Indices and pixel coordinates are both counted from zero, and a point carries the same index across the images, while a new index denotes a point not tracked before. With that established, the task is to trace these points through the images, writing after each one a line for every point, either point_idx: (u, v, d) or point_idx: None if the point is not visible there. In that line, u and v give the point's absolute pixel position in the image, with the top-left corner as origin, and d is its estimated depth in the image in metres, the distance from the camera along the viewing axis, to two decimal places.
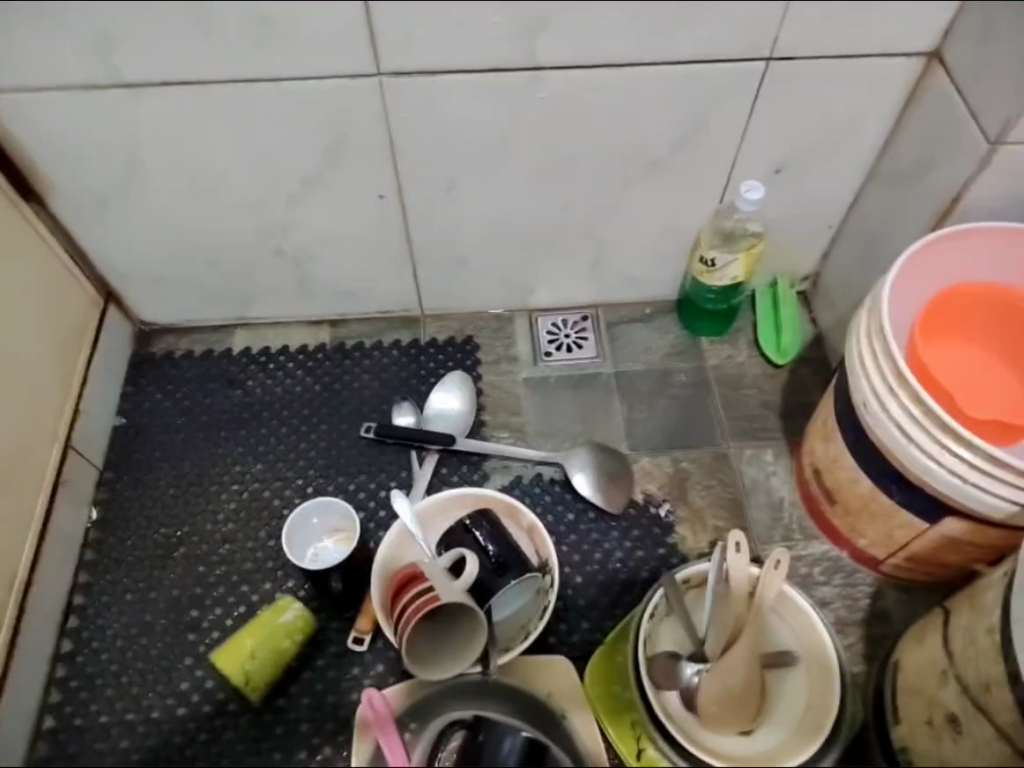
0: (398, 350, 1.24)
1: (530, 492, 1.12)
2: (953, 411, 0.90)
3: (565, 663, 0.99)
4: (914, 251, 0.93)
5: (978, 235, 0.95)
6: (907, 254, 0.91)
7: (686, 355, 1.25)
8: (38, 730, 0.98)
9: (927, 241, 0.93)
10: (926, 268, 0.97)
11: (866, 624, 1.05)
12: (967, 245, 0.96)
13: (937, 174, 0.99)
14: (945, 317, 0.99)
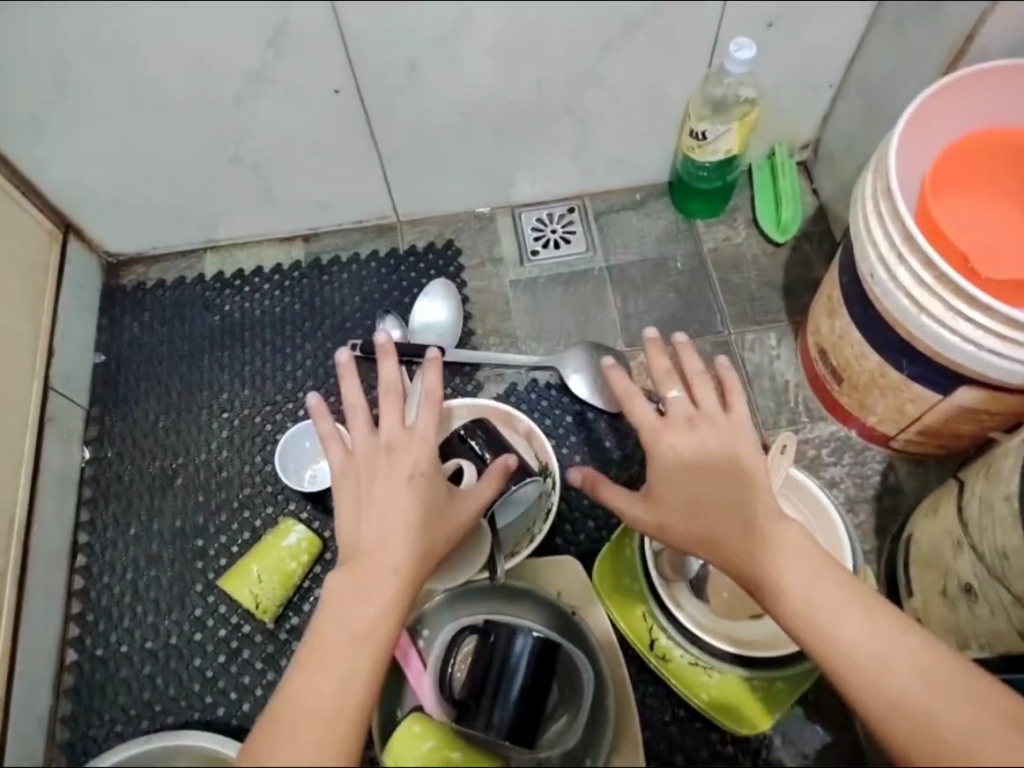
0: (377, 260, 1.18)
1: (526, 397, 1.09)
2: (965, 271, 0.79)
3: (575, 563, 0.95)
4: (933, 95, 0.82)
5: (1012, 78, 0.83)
6: (940, 81, 0.81)
7: (681, 239, 1.18)
8: (62, 663, 0.99)
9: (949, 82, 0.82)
10: (950, 117, 0.86)
11: (876, 499, 1.00)
12: (1001, 88, 0.84)
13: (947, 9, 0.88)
14: (982, 171, 0.88)
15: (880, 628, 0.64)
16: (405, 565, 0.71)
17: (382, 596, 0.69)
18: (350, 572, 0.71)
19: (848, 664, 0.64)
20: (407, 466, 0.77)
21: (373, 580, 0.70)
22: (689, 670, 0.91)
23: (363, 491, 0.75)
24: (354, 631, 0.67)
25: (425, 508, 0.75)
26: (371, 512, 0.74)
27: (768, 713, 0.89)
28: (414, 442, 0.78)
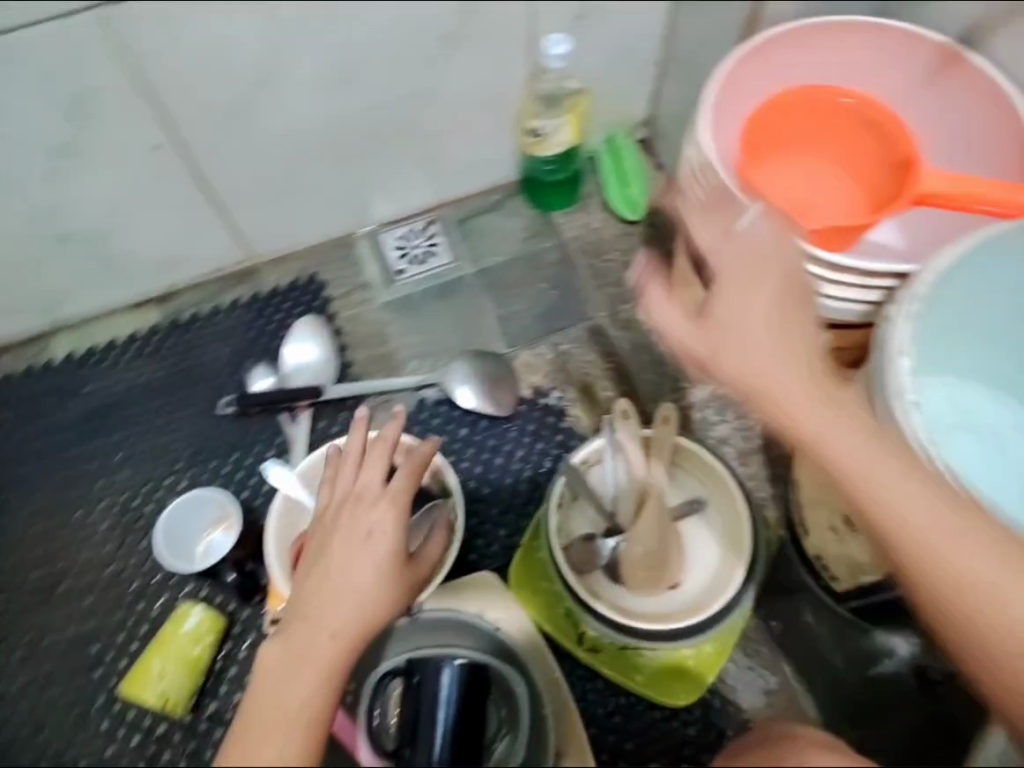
0: (239, 308, 1.14)
1: (418, 418, 1.08)
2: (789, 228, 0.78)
3: (493, 576, 0.96)
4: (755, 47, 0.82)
5: (832, 34, 0.83)
6: (747, 42, 0.81)
7: (542, 234, 1.19)
8: None
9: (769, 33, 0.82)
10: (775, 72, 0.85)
11: (764, 448, 1.04)
12: (821, 46, 0.84)
13: None
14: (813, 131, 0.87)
15: (944, 518, 0.67)
16: (361, 626, 0.70)
17: (326, 664, 0.67)
18: (291, 632, 0.69)
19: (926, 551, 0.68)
20: (382, 519, 0.76)
21: (310, 642, 0.68)
22: (621, 657, 0.93)
23: (338, 541, 0.74)
24: (293, 702, 0.64)
25: (392, 566, 0.75)
26: (340, 563, 0.73)
27: (700, 680, 0.92)
28: (388, 499, 0.78)
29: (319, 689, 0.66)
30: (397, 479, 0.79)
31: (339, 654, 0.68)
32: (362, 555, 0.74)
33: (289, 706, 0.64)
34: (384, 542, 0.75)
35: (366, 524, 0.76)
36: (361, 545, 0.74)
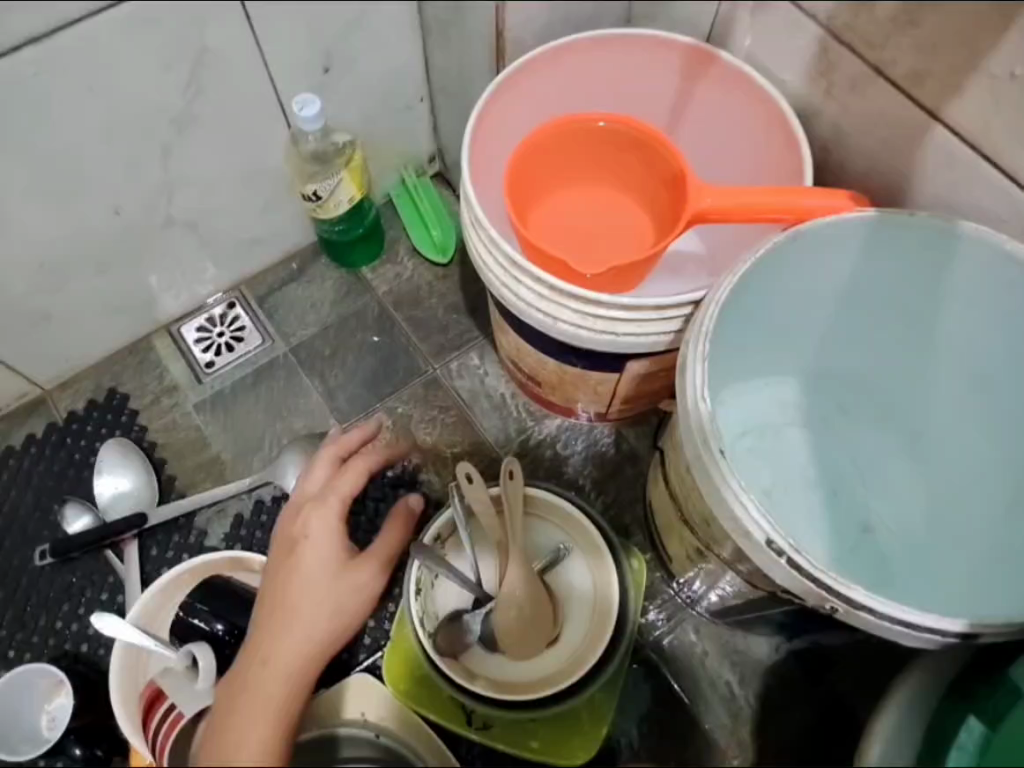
0: (36, 445, 1.04)
1: (256, 524, 1.00)
2: (573, 276, 0.77)
3: (368, 677, 0.91)
4: (504, 82, 0.80)
5: (577, 60, 0.83)
6: (501, 74, 0.79)
7: (354, 293, 1.13)
8: None
9: (516, 68, 0.80)
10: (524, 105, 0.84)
11: (619, 471, 1.02)
12: (568, 72, 0.84)
13: (468, 18, 0.86)
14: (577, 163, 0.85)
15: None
16: (310, 642, 0.69)
17: (270, 699, 0.66)
18: (251, 651, 0.69)
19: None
20: (319, 529, 0.74)
21: (267, 660, 0.68)
22: (513, 726, 0.89)
23: (281, 556, 0.74)
24: (234, 744, 0.64)
25: (335, 579, 0.72)
26: (283, 576, 0.72)
27: (597, 731, 0.89)
28: (328, 505, 0.75)
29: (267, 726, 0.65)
30: (347, 473, 0.78)
31: (284, 680, 0.68)
32: (313, 562, 0.73)
33: (231, 748, 0.64)
34: (320, 552, 0.73)
35: (301, 535, 0.74)
36: (309, 549, 0.73)
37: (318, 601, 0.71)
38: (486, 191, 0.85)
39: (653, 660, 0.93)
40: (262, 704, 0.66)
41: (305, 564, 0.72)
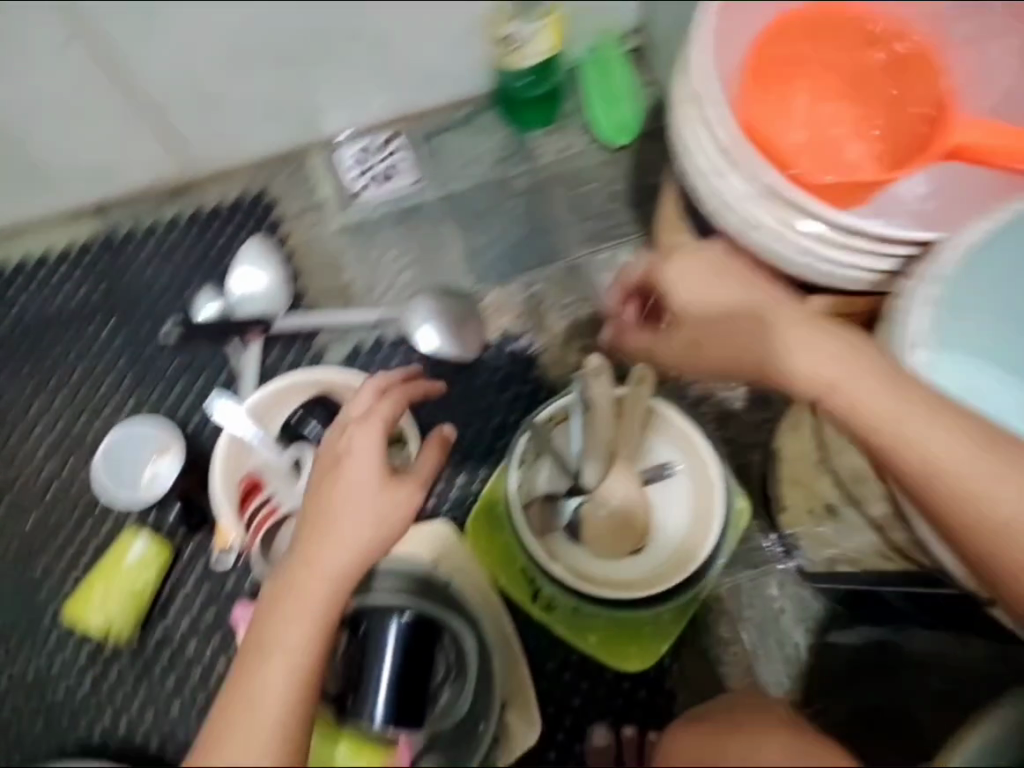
0: (180, 225, 1.04)
1: (374, 358, 1.00)
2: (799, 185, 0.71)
3: (447, 527, 0.91)
4: None
5: None
6: None
7: (518, 156, 1.08)
8: None
9: None
10: None
11: (745, 411, 0.97)
12: None
13: None
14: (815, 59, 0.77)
15: (910, 406, 0.63)
16: (354, 551, 0.66)
17: (314, 603, 0.64)
18: (283, 583, 0.65)
19: (842, 407, 0.65)
20: (363, 448, 0.70)
21: (296, 596, 0.64)
22: (575, 616, 0.89)
23: (321, 475, 0.70)
24: (285, 649, 0.62)
25: (378, 496, 0.68)
26: (319, 491, 0.69)
27: (652, 649, 0.89)
28: (370, 428, 0.71)
29: (291, 677, 0.61)
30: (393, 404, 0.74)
31: (326, 584, 0.65)
32: (353, 486, 0.68)
33: (280, 650, 0.62)
34: (364, 468, 0.69)
35: (343, 451, 0.70)
36: (347, 472, 0.69)
37: (359, 535, 0.66)
38: (724, 55, 0.75)
39: (725, 600, 0.92)
40: (285, 652, 0.62)
41: (346, 489, 0.68)
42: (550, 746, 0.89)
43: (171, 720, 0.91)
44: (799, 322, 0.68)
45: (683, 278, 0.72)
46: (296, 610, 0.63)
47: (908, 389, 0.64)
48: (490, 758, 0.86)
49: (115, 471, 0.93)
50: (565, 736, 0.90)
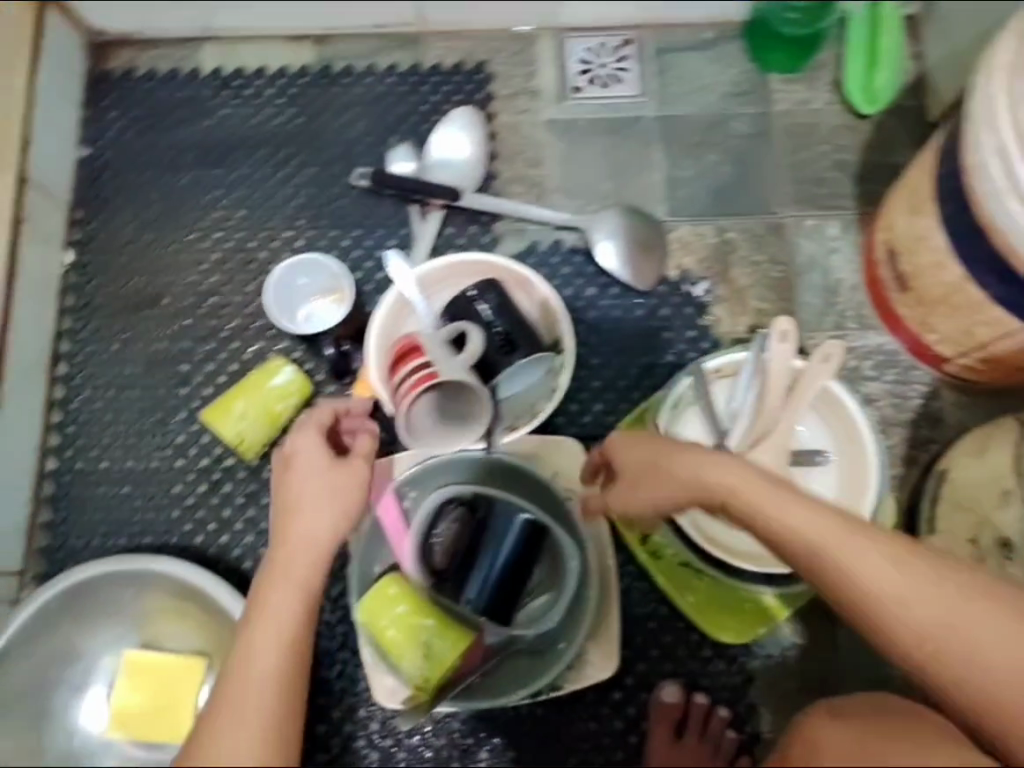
0: (395, 76, 1.02)
1: (547, 261, 0.98)
2: None
3: (568, 442, 0.89)
4: None
5: None
6: None
7: (752, 97, 1.03)
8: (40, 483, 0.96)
9: None
10: None
11: (912, 424, 0.95)
12: None
13: None
14: None
15: (888, 569, 0.64)
16: (321, 534, 0.68)
17: (296, 576, 0.66)
18: (260, 586, 0.66)
19: (815, 553, 0.64)
20: (307, 445, 0.72)
21: (277, 584, 0.65)
22: (677, 570, 0.88)
23: (276, 482, 0.71)
24: (273, 617, 0.64)
25: (332, 477, 0.71)
26: (290, 485, 0.70)
27: (752, 626, 0.86)
28: (316, 432, 0.73)
29: (276, 656, 0.62)
30: (344, 419, 0.76)
31: (308, 556, 0.67)
32: (319, 482, 0.70)
33: (269, 622, 0.63)
34: (317, 461, 0.71)
35: (291, 450, 0.72)
36: (310, 473, 0.71)
37: (330, 528, 0.69)
38: None
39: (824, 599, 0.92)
40: (265, 637, 0.62)
41: (314, 485, 0.70)
42: (617, 685, 0.91)
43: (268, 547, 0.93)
44: (768, 476, 0.67)
45: (631, 446, 0.71)
46: (275, 604, 0.64)
47: (881, 541, 0.65)
48: (562, 679, 0.85)
49: (284, 294, 0.94)
50: (634, 681, 0.91)
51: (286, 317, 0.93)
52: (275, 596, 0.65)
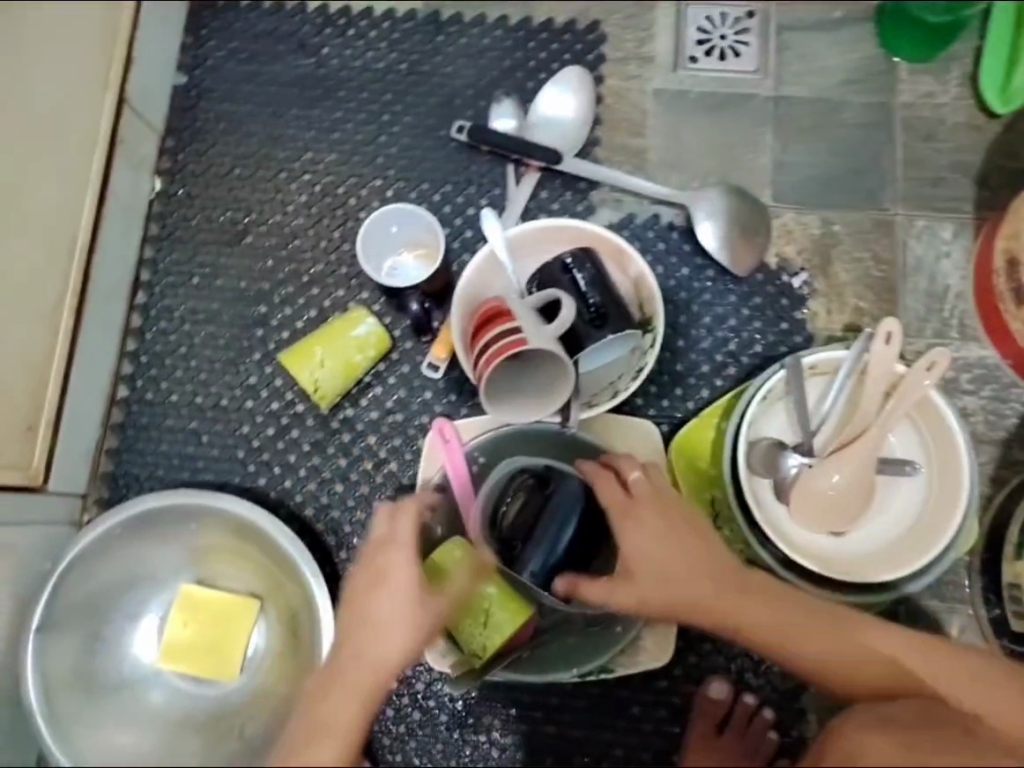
0: (504, 29, 0.99)
1: (641, 235, 0.94)
2: None
3: (649, 426, 0.88)
4: None
5: None
6: None
7: (875, 85, 0.97)
8: (111, 408, 0.95)
9: None
10: None
11: (1006, 444, 0.90)
12: None
13: None
14: None
15: (781, 618, 0.71)
16: (393, 659, 0.69)
17: (357, 699, 0.67)
18: (323, 692, 0.67)
19: (704, 613, 0.72)
20: (403, 554, 0.71)
21: (342, 690, 0.67)
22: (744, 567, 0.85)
23: (359, 588, 0.71)
24: (326, 727, 0.65)
25: (420, 604, 0.70)
26: (351, 609, 0.70)
27: None
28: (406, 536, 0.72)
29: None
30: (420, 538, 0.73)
31: (372, 672, 0.68)
32: (395, 597, 0.70)
33: (321, 731, 0.65)
34: (407, 577, 0.71)
35: (387, 558, 0.71)
36: (391, 592, 0.70)
37: (402, 647, 0.69)
38: None
39: (896, 618, 0.87)
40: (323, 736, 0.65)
41: (395, 602, 0.70)
42: (667, 675, 0.89)
43: (330, 496, 0.92)
44: (678, 527, 0.74)
45: (630, 510, 0.75)
46: (336, 713, 0.66)
47: (763, 594, 0.72)
48: (614, 661, 0.84)
49: (372, 240, 0.91)
50: (684, 673, 0.89)
51: (371, 265, 0.90)
52: (342, 686, 0.67)
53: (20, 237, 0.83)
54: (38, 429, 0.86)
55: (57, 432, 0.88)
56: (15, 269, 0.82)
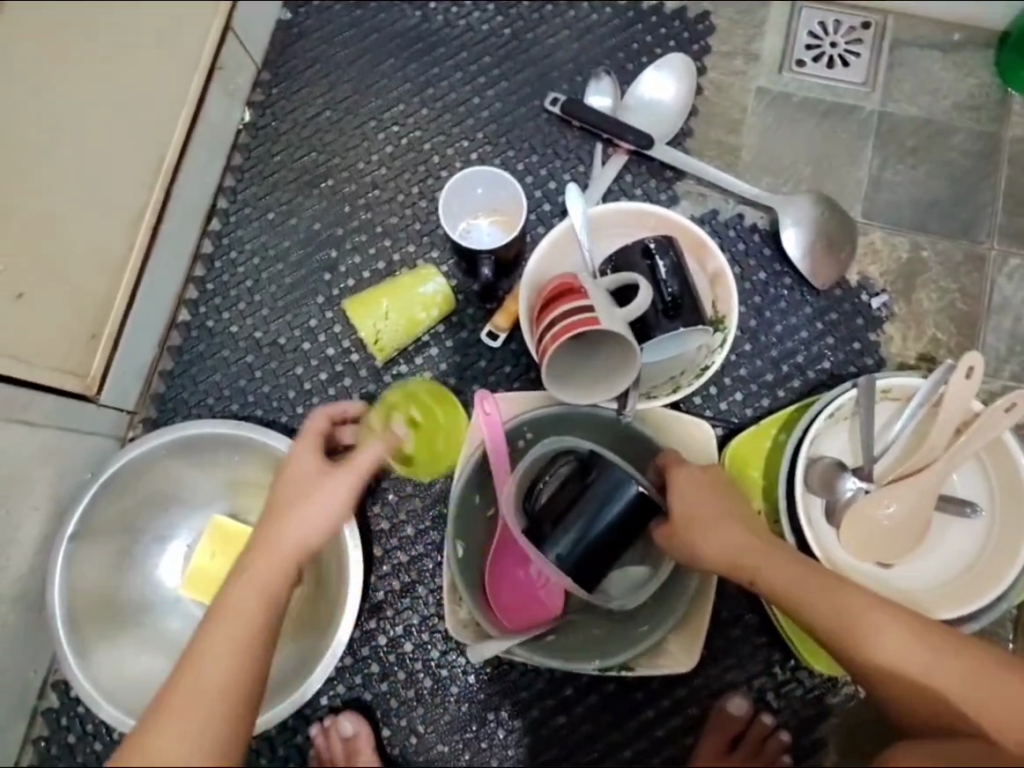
0: (613, 7, 0.97)
1: (722, 232, 0.92)
2: None
3: (704, 427, 0.83)
4: None
5: None
6: None
7: (986, 114, 0.94)
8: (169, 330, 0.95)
9: None
10: None
11: None
12: None
13: None
14: None
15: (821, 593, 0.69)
16: (306, 534, 0.67)
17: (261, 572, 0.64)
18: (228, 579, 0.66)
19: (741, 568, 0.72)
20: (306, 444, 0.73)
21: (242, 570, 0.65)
22: None
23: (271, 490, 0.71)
24: (236, 608, 0.62)
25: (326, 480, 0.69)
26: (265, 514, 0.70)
27: None
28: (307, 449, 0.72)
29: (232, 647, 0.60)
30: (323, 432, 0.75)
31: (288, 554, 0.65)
32: (307, 484, 0.70)
33: (233, 614, 0.61)
34: (307, 466, 0.71)
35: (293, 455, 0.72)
36: (301, 477, 0.70)
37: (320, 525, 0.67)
38: None
39: None
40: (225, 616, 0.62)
41: (304, 487, 0.69)
42: (684, 683, 0.87)
43: None
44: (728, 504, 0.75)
45: (690, 480, 0.76)
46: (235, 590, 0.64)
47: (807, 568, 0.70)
48: (636, 661, 0.81)
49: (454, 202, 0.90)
50: (702, 684, 0.87)
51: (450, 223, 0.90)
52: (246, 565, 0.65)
53: (111, 147, 0.84)
54: (100, 342, 0.86)
55: (117, 347, 0.88)
56: (100, 178, 0.83)
